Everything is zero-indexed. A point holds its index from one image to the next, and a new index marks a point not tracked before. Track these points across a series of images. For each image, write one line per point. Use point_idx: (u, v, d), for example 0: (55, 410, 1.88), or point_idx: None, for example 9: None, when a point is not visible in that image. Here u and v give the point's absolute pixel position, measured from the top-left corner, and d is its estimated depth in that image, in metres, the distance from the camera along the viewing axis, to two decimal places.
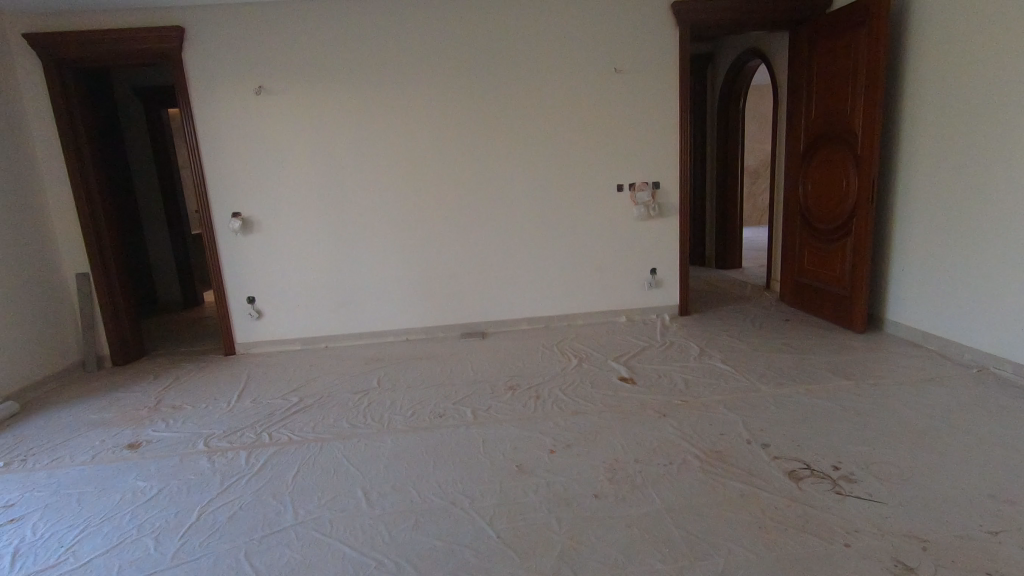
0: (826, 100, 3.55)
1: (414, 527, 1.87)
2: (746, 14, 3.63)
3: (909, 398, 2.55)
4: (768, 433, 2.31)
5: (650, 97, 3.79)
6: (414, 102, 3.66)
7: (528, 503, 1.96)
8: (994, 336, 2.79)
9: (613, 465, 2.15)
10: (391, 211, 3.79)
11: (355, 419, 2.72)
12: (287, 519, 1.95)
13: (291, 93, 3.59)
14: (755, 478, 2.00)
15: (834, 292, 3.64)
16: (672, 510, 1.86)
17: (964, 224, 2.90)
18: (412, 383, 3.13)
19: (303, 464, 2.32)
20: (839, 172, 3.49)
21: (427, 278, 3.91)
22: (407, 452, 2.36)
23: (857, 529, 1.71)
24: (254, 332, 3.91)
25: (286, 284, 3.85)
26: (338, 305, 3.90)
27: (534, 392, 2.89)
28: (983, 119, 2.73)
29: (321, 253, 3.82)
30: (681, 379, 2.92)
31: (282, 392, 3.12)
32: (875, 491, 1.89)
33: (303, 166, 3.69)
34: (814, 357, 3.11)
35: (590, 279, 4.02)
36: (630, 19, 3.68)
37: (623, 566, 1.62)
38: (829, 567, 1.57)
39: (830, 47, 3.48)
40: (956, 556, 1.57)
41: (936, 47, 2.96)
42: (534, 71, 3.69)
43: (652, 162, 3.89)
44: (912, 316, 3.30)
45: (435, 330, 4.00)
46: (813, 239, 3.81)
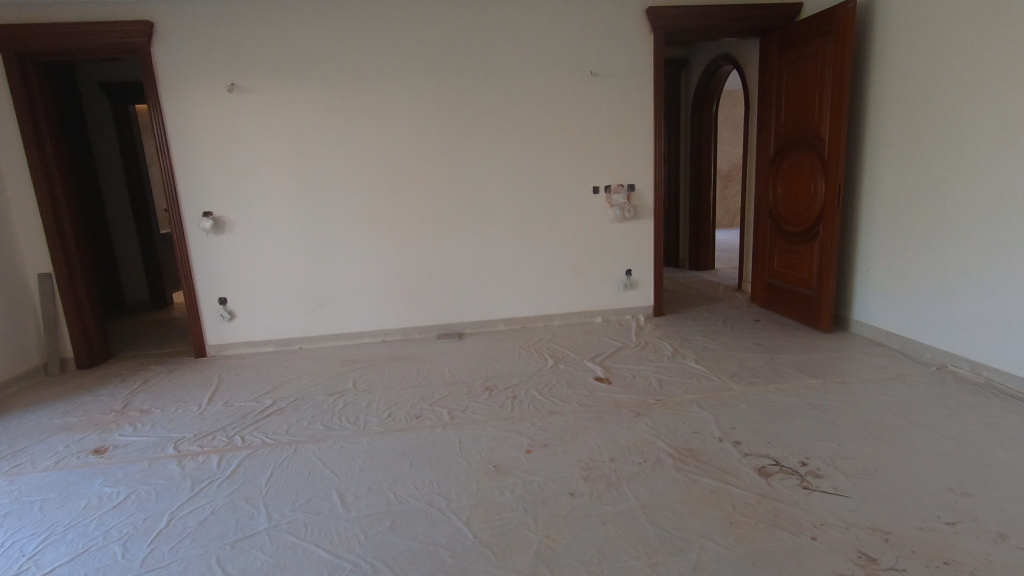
0: (795, 106, 3.65)
1: (391, 528, 1.87)
2: (718, 20, 3.70)
3: (873, 395, 2.64)
4: (739, 430, 2.37)
5: (625, 99, 3.84)
6: (390, 103, 3.66)
7: (504, 502, 1.98)
8: (953, 335, 2.90)
9: (589, 464, 2.19)
10: (367, 210, 3.78)
11: (330, 421, 2.71)
12: (260, 523, 1.94)
13: (266, 92, 3.56)
14: (727, 475, 2.05)
15: (802, 293, 3.74)
16: (647, 507, 1.90)
17: (925, 228, 3.01)
18: (388, 385, 3.13)
19: (277, 467, 2.31)
20: (806, 176, 3.59)
21: (404, 278, 3.91)
22: (383, 454, 2.37)
23: (823, 523, 1.77)
24: (227, 333, 3.85)
25: (261, 285, 3.81)
26: (314, 306, 3.88)
27: (510, 392, 2.91)
28: (944, 128, 2.84)
29: (297, 254, 3.79)
30: (654, 379, 2.97)
31: (255, 395, 3.08)
32: (841, 486, 1.96)
33: (279, 166, 3.66)
34: (784, 357, 3.19)
35: (567, 280, 4.06)
36: (604, 21, 3.72)
37: (599, 563, 1.66)
38: (797, 559, 1.63)
39: (798, 55, 3.57)
40: (916, 547, 1.64)
41: (900, 57, 3.06)
42: (510, 74, 3.71)
43: (627, 164, 3.94)
44: (876, 316, 3.42)
45: (412, 330, 3.99)
46: (783, 242, 3.90)
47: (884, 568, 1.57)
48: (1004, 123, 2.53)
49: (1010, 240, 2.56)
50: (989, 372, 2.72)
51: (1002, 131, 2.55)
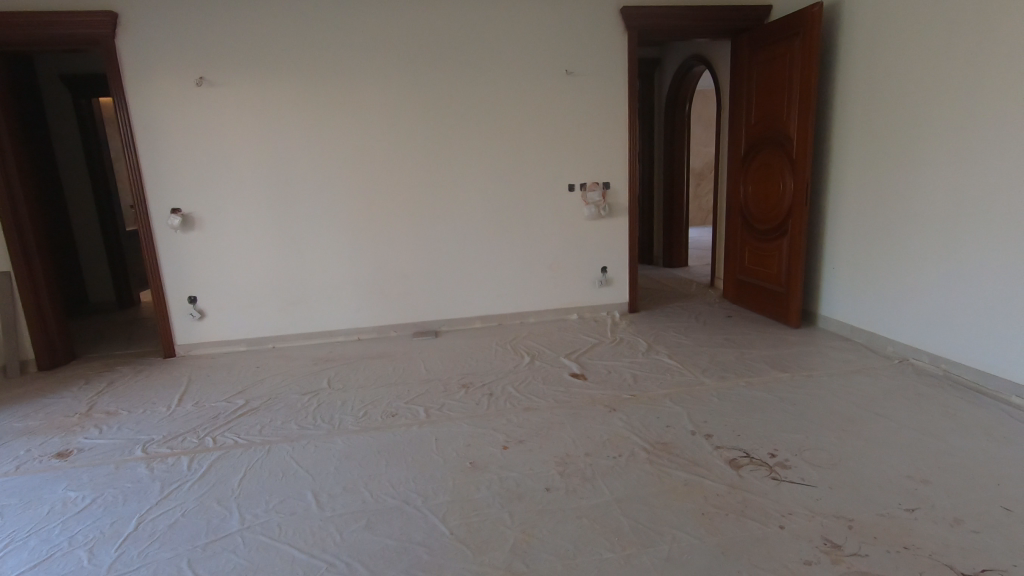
0: (764, 106, 3.73)
1: (366, 527, 1.87)
2: (690, 21, 3.76)
3: (839, 388, 2.73)
4: (711, 424, 2.42)
5: (599, 98, 3.88)
6: (364, 100, 3.62)
7: (480, 499, 1.99)
8: (914, 329, 3.01)
9: (564, 459, 2.21)
10: (341, 207, 3.74)
11: (304, 420, 2.68)
12: (232, 524, 1.91)
13: (236, 87, 3.49)
14: (698, 467, 2.10)
15: (771, 289, 3.83)
16: (621, 500, 1.93)
17: (888, 226, 3.11)
18: (363, 383, 3.11)
19: (250, 468, 2.27)
20: (775, 175, 3.68)
21: (379, 276, 3.88)
22: (359, 452, 2.35)
23: (791, 512, 1.82)
24: (197, 332, 3.77)
25: (232, 283, 3.74)
26: (287, 304, 3.82)
27: (486, 389, 2.92)
28: (906, 129, 2.94)
29: (270, 252, 3.73)
30: (629, 374, 3.01)
31: (226, 395, 3.03)
32: (807, 475, 2.02)
33: (250, 163, 3.59)
34: (754, 352, 3.27)
35: (543, 278, 4.08)
36: (578, 20, 3.75)
37: (574, 556, 1.68)
38: (764, 548, 1.67)
39: (767, 56, 3.65)
40: (878, 533, 1.71)
41: (864, 60, 3.16)
42: (486, 72, 3.71)
43: (602, 163, 3.98)
44: (842, 311, 3.52)
45: (387, 329, 3.97)
46: (753, 239, 3.99)
47: (848, 554, 1.63)
48: (961, 126, 2.64)
49: (966, 239, 2.67)
50: (947, 364, 2.83)
51: (959, 133, 2.65)
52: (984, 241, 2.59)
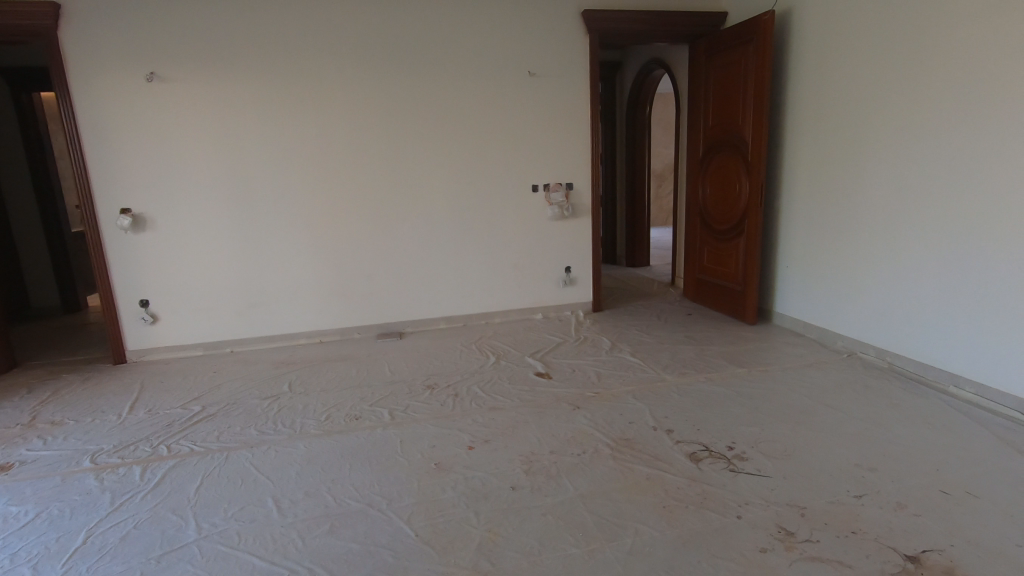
0: (721, 110, 3.84)
1: (329, 532, 1.84)
2: (649, 26, 3.84)
3: (793, 382, 2.83)
4: (672, 419, 2.49)
5: (562, 99, 3.92)
6: (325, 99, 3.56)
7: (446, 499, 1.99)
8: (861, 324, 3.16)
9: (529, 457, 2.23)
10: (301, 208, 3.66)
11: (265, 425, 2.62)
12: (189, 534, 1.86)
13: (189, 83, 3.37)
14: (659, 462, 2.15)
15: (729, 287, 3.95)
16: (585, 496, 1.96)
17: (837, 225, 3.25)
18: (325, 386, 3.06)
19: (207, 476, 2.20)
20: (731, 177, 3.79)
21: (341, 277, 3.82)
22: (322, 456, 2.32)
23: (747, 502, 1.89)
24: (149, 337, 3.63)
25: (187, 286, 3.62)
26: (246, 307, 3.72)
27: (451, 390, 2.92)
28: (853, 132, 3.07)
29: (227, 253, 3.62)
30: (593, 372, 3.06)
31: (181, 402, 2.92)
32: (763, 467, 2.09)
33: (205, 162, 3.48)
34: (712, 348, 3.36)
35: (507, 278, 4.10)
36: (541, 22, 3.78)
37: (538, 553, 1.70)
38: (722, 537, 1.73)
39: (724, 61, 3.76)
40: (828, 519, 1.79)
41: (815, 66, 3.29)
42: (449, 72, 3.70)
43: (565, 163, 4.03)
44: (795, 308, 3.66)
45: (351, 330, 3.91)
46: (712, 239, 4.10)
47: (800, 540, 1.70)
48: (902, 129, 2.77)
49: (907, 237, 2.81)
50: (891, 357, 2.98)
51: (900, 137, 2.79)
52: (923, 238, 2.72)
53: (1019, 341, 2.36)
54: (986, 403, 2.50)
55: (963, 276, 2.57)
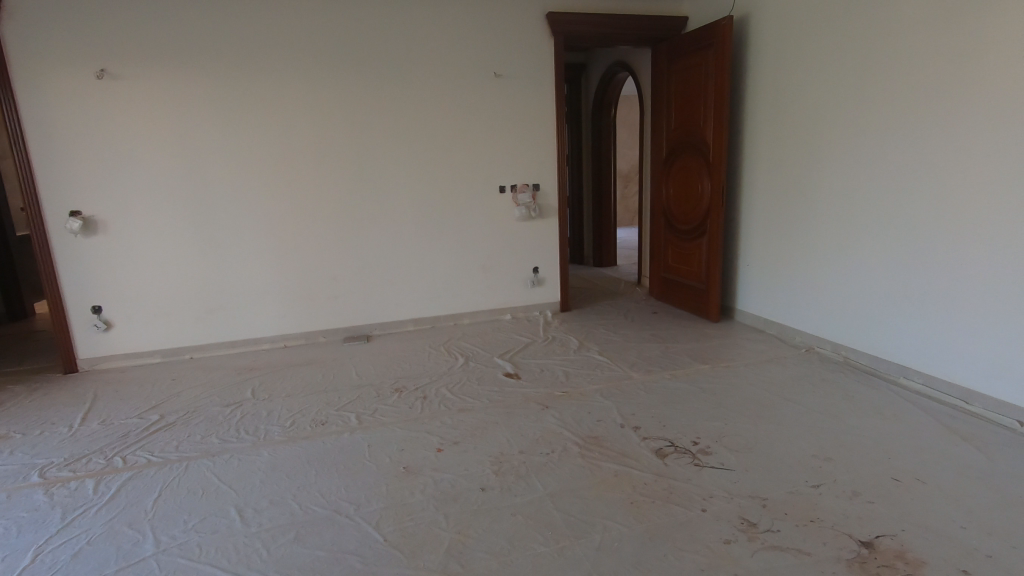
0: (683, 112, 3.92)
1: (294, 540, 1.80)
2: (613, 29, 3.88)
3: (754, 377, 2.92)
4: (638, 416, 2.53)
5: (529, 101, 3.94)
6: (287, 99, 3.50)
7: (415, 503, 1.97)
8: (818, 320, 3.27)
9: (499, 458, 2.23)
10: (263, 209, 3.58)
11: (226, 433, 2.55)
12: (146, 548, 1.79)
13: (141, 81, 3.26)
14: (627, 458, 2.18)
15: (693, 286, 4.03)
16: (554, 495, 1.98)
17: (795, 224, 3.36)
18: (290, 392, 2.99)
19: (165, 487, 2.13)
20: (693, 178, 3.88)
21: (306, 280, 3.75)
22: (288, 463, 2.27)
23: (712, 495, 1.93)
24: (103, 345, 3.49)
25: (143, 291, 3.49)
26: (206, 312, 3.61)
27: (420, 392, 2.90)
28: (808, 135, 3.18)
29: (185, 256, 3.51)
30: (561, 372, 3.08)
31: (138, 411, 2.82)
32: (726, 460, 2.15)
33: (161, 163, 3.38)
34: (677, 346, 3.43)
35: (476, 279, 4.09)
36: (506, 24, 3.79)
37: (508, 553, 1.70)
38: (687, 531, 1.76)
39: (685, 65, 3.84)
40: (788, 509, 1.84)
41: (772, 70, 3.39)
42: (414, 73, 3.68)
43: (532, 165, 4.05)
44: (756, 305, 3.77)
45: (316, 334, 3.84)
46: (675, 238, 4.19)
47: (762, 531, 1.75)
48: (853, 132, 2.89)
49: (859, 235, 2.93)
50: (846, 351, 3.10)
51: (852, 139, 2.90)
52: (874, 236, 2.84)
53: (962, 333, 2.49)
54: (934, 393, 2.63)
55: (910, 272, 2.69)
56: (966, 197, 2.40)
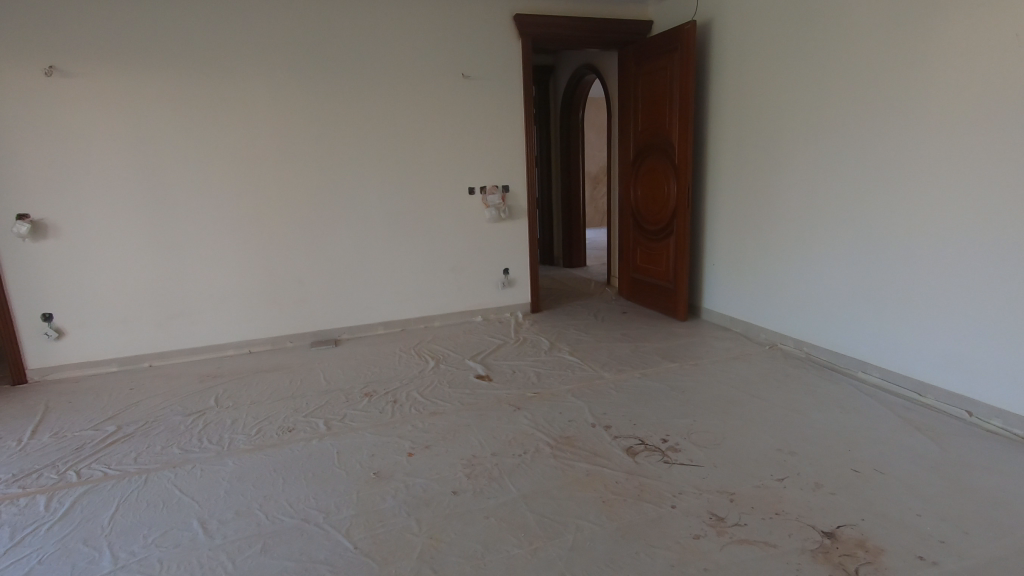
0: (649, 115, 3.98)
1: (262, 551, 1.75)
2: (581, 32, 3.91)
3: (721, 374, 2.98)
4: (609, 415, 2.55)
5: (497, 102, 3.95)
6: (250, 98, 3.41)
7: (386, 509, 1.94)
8: (782, 317, 3.36)
9: (471, 461, 2.22)
10: (226, 211, 3.49)
11: (189, 443, 2.46)
12: (103, 566, 1.72)
13: (93, 78, 3.13)
14: (599, 458, 2.20)
15: (661, 286, 4.10)
16: (527, 497, 1.98)
17: (758, 224, 3.45)
18: (256, 399, 2.92)
19: (123, 501, 2.05)
20: (660, 179, 3.95)
21: (272, 283, 3.66)
22: (254, 472, 2.21)
23: (681, 492, 1.96)
24: (54, 354, 3.33)
25: (98, 297, 3.35)
26: (165, 318, 3.49)
27: (391, 396, 2.86)
28: (770, 138, 3.27)
29: (143, 260, 3.39)
30: (533, 372, 3.09)
31: (94, 422, 2.70)
32: (695, 457, 2.19)
33: (117, 164, 3.25)
34: (647, 345, 3.48)
35: (446, 280, 4.07)
36: (474, 25, 3.79)
37: (482, 557, 1.69)
38: (659, 527, 1.79)
39: (650, 68, 3.90)
40: (754, 503, 1.89)
41: (735, 74, 3.48)
42: (381, 73, 3.64)
43: (501, 166, 4.05)
44: (723, 304, 3.86)
45: (283, 339, 3.76)
46: (644, 239, 4.25)
47: (730, 525, 1.78)
48: (812, 135, 2.98)
49: (820, 234, 3.02)
50: (808, 348, 3.20)
51: (811, 141, 3.00)
52: (834, 235, 2.94)
53: (915, 328, 2.60)
54: (890, 386, 2.73)
55: (867, 270, 2.79)
56: (916, 198, 2.51)
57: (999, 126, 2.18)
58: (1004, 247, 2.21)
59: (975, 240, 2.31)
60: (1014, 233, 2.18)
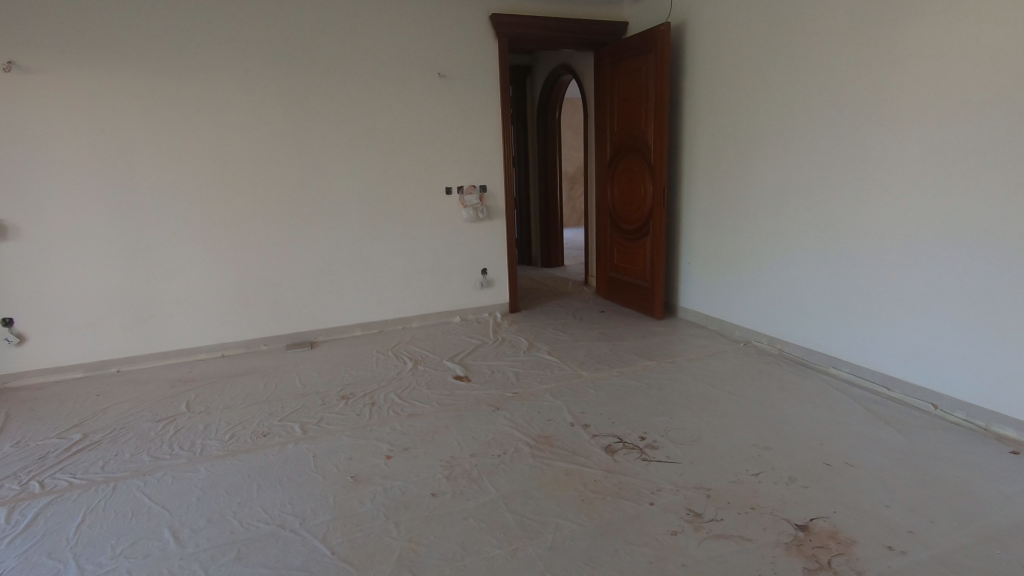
0: (625, 115, 4.01)
1: (236, 559, 1.72)
2: (558, 32, 3.93)
3: (697, 372, 3.02)
4: (588, 414, 2.56)
5: (473, 102, 3.93)
6: (221, 96, 3.34)
7: (364, 513, 1.92)
8: (756, 314, 3.42)
9: (450, 462, 2.21)
10: (197, 212, 3.41)
11: (159, 450, 2.40)
12: None
13: (55, 74, 3.03)
14: (577, 456, 2.21)
15: (638, 285, 4.14)
16: (506, 497, 1.97)
17: (732, 223, 3.50)
18: (229, 403, 2.85)
19: (90, 511, 1.98)
20: (636, 180, 3.98)
21: (245, 285, 3.59)
22: (228, 478, 2.16)
23: (660, 489, 1.98)
24: (15, 361, 3.21)
25: (62, 301, 3.24)
26: (133, 322, 3.40)
27: (368, 399, 2.83)
28: (743, 138, 3.33)
29: (109, 263, 3.29)
30: (511, 372, 3.09)
31: (59, 430, 2.61)
32: (672, 454, 2.21)
33: (82, 163, 3.15)
34: (624, 344, 3.51)
35: (424, 281, 4.04)
36: (450, 24, 3.77)
37: (461, 558, 1.68)
38: (637, 525, 1.80)
39: (626, 69, 3.93)
40: (730, 498, 1.92)
41: (709, 76, 3.53)
42: (356, 72, 3.60)
43: (478, 166, 4.04)
44: (699, 302, 3.91)
45: (257, 342, 3.69)
46: (621, 238, 4.28)
47: (707, 520, 1.81)
48: (784, 136, 3.04)
49: (792, 233, 3.08)
50: (781, 344, 3.26)
51: (783, 142, 3.06)
52: (805, 234, 3.01)
53: (884, 323, 2.67)
54: (860, 381, 2.80)
55: (836, 268, 2.86)
56: (884, 197, 2.58)
57: (961, 128, 2.25)
58: (967, 244, 2.29)
59: (939, 239, 2.38)
60: (976, 231, 2.25)
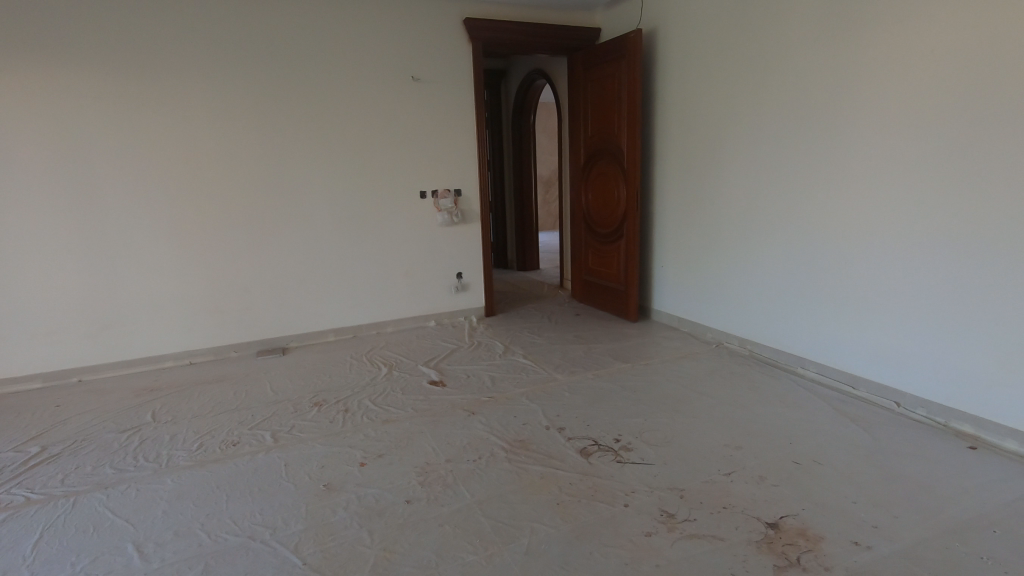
0: (599, 120, 4.05)
1: (204, 572, 1.67)
2: (532, 37, 3.94)
3: (670, 373, 3.06)
4: (563, 417, 2.57)
5: (448, 106, 3.93)
6: (189, 98, 3.27)
7: (337, 521, 1.89)
8: (727, 316, 3.48)
9: (425, 468, 2.19)
10: (163, 216, 3.32)
11: (123, 462, 2.32)
12: None
13: (11, 74, 2.92)
14: (553, 460, 2.22)
15: (613, 288, 4.17)
16: (482, 502, 1.97)
17: (704, 226, 3.56)
18: (197, 412, 2.78)
19: (50, 527, 1.91)
20: (610, 183, 4.02)
21: (214, 291, 3.51)
22: (195, 489, 2.10)
23: (634, 490, 2.00)
24: None
25: (19, 309, 3.12)
26: (96, 330, 3.29)
27: (342, 405, 2.79)
28: (713, 143, 3.39)
29: (70, 268, 3.18)
30: (487, 377, 3.08)
31: (16, 443, 2.51)
32: (647, 455, 2.23)
33: (40, 165, 3.04)
34: (599, 346, 3.53)
35: (398, 286, 4.01)
36: (424, 27, 3.76)
37: (436, 565, 1.67)
38: (612, 527, 1.81)
39: (599, 74, 3.97)
40: (703, 498, 1.95)
41: (680, 81, 3.59)
42: (328, 74, 3.56)
43: (453, 170, 4.03)
44: (672, 304, 3.96)
45: (227, 349, 3.61)
46: (596, 241, 4.31)
47: (680, 521, 1.83)
48: (753, 141, 3.11)
49: (761, 237, 3.15)
50: (751, 345, 3.33)
51: (752, 148, 3.13)
52: (774, 237, 3.08)
53: (849, 324, 2.75)
54: (826, 380, 2.88)
55: (803, 270, 2.94)
56: (848, 202, 2.66)
57: (919, 135, 2.34)
58: (925, 246, 2.38)
59: (901, 241, 2.46)
60: (935, 234, 2.34)
